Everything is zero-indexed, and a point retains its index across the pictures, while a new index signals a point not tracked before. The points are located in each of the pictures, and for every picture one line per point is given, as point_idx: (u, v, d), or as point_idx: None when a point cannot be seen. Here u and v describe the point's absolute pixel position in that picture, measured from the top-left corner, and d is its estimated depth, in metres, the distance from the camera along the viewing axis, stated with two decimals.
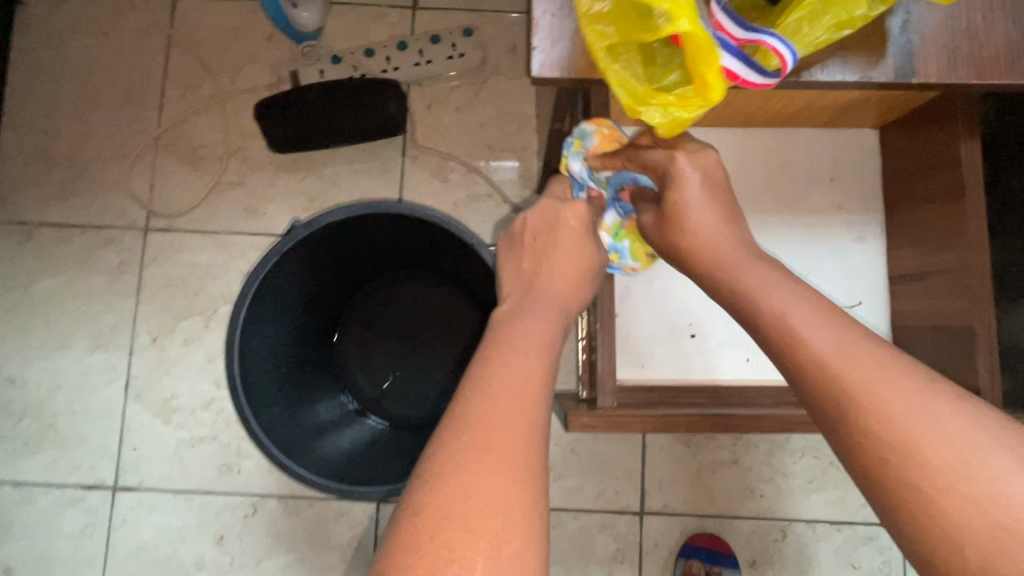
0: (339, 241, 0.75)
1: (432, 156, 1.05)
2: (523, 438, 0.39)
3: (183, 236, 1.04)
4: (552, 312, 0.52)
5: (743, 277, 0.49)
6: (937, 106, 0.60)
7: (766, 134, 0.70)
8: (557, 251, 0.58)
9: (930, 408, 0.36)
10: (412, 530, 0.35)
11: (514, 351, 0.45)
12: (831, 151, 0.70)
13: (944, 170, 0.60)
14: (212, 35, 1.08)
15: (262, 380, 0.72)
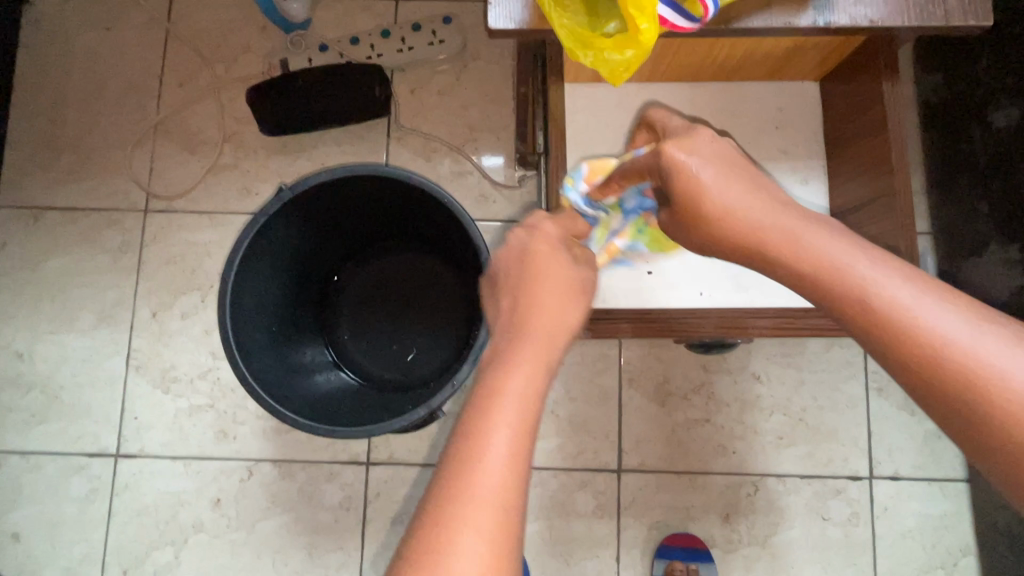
0: (326, 205, 0.81)
1: (416, 137, 1.11)
2: (499, 509, 0.40)
3: (181, 217, 1.10)
4: (538, 350, 0.48)
5: (767, 231, 0.48)
6: (863, 53, 0.66)
7: (715, 88, 0.77)
8: (532, 276, 0.54)
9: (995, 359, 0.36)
10: None
11: (500, 415, 0.43)
12: (776, 102, 0.77)
13: (870, 108, 0.67)
14: (207, 28, 1.14)
15: (251, 332, 0.77)
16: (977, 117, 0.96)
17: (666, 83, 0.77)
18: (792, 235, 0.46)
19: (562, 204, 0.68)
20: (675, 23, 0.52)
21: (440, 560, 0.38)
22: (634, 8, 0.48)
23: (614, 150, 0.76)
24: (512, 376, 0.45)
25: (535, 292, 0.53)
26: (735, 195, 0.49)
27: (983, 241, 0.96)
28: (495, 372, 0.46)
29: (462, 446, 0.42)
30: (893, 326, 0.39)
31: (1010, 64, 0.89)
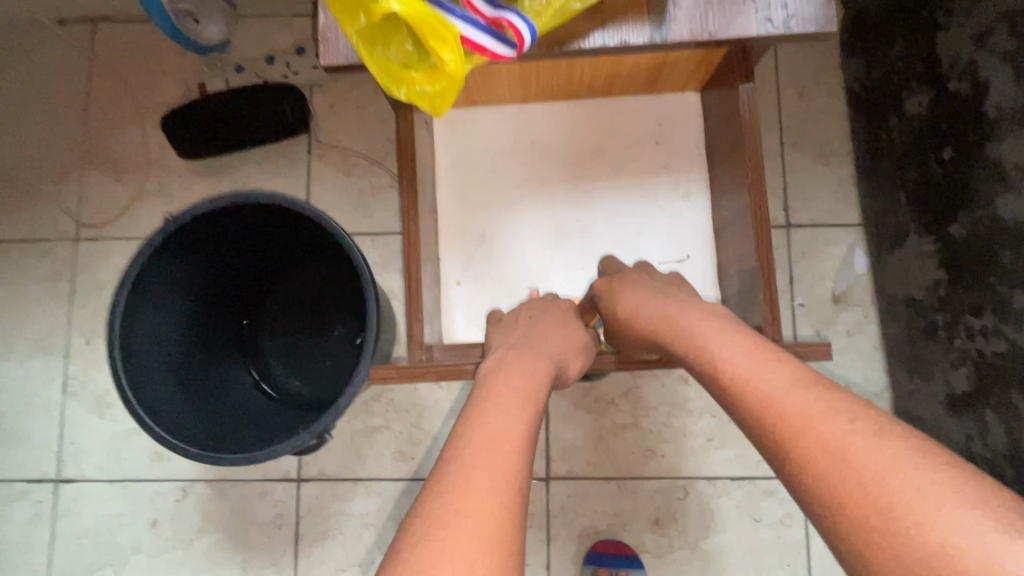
0: (222, 231, 0.81)
1: (336, 152, 1.11)
2: (503, 458, 0.47)
3: (110, 244, 1.11)
4: (536, 364, 0.59)
5: (686, 343, 0.57)
6: (724, 61, 0.65)
7: (593, 105, 0.76)
8: (558, 326, 0.67)
9: (885, 456, 0.41)
10: (408, 553, 0.41)
11: (499, 405, 0.52)
12: (657, 116, 0.76)
13: (734, 118, 0.65)
14: (129, 54, 1.15)
15: (150, 361, 0.77)
16: (893, 105, 0.93)
17: (546, 103, 0.77)
18: (709, 348, 0.54)
19: (415, 245, 0.65)
20: (496, 51, 0.53)
21: (448, 492, 0.45)
22: (436, 39, 0.49)
23: (493, 171, 0.77)
24: (508, 376, 0.56)
25: (551, 335, 0.65)
26: (651, 310, 0.62)
27: (902, 233, 0.93)
28: (493, 379, 0.56)
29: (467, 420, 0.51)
30: (791, 414, 0.46)
31: (919, 49, 0.86)
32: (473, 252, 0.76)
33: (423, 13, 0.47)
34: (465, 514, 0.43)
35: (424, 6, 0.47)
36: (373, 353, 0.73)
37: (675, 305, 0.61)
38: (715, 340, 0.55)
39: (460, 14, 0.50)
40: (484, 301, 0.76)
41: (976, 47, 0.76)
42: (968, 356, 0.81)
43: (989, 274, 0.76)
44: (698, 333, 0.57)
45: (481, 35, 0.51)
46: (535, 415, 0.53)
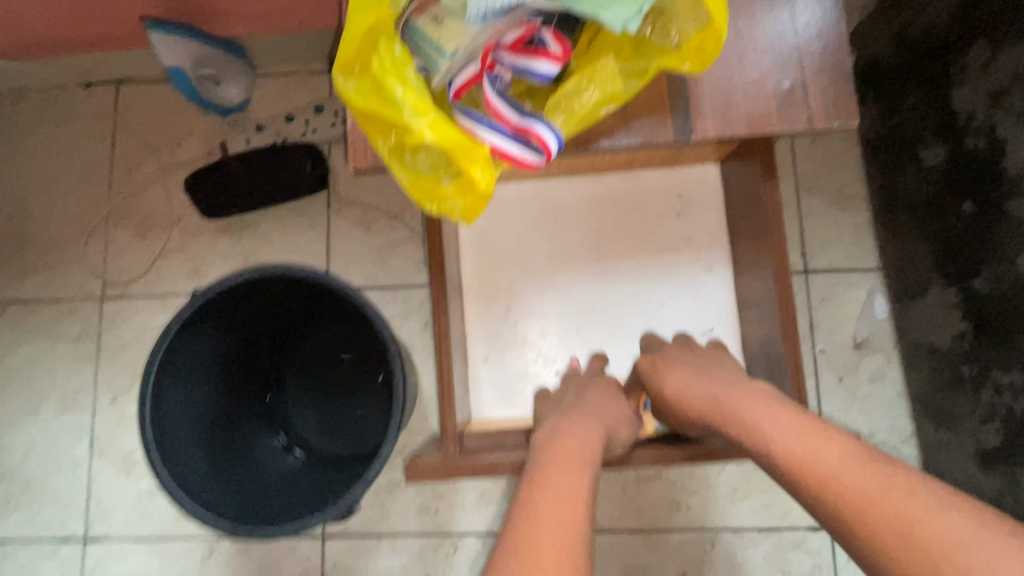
0: (246, 301, 0.82)
1: (355, 208, 1.13)
2: (566, 522, 0.47)
3: (135, 301, 1.13)
4: (588, 429, 0.60)
5: (734, 415, 0.58)
6: (744, 149, 0.72)
7: (618, 180, 0.84)
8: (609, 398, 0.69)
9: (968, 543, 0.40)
10: None
11: (556, 471, 0.53)
12: (678, 190, 0.83)
13: (756, 203, 0.71)
14: (152, 115, 1.18)
15: (180, 435, 0.77)
16: (910, 155, 0.93)
17: (572, 179, 0.84)
18: (755, 422, 0.55)
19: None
20: (523, 158, 0.54)
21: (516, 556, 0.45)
22: (466, 159, 0.53)
23: (520, 243, 0.84)
24: (566, 442, 0.57)
25: (601, 404, 0.67)
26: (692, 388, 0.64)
27: (925, 282, 0.92)
28: (550, 448, 0.58)
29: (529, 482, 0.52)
30: (856, 492, 0.46)
31: (934, 102, 0.86)
32: (499, 329, 0.84)
33: (454, 139, 0.52)
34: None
35: (454, 133, 0.52)
36: (399, 422, 0.74)
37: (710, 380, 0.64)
38: (753, 414, 0.56)
39: (489, 125, 0.53)
40: (511, 377, 0.83)
41: (992, 105, 0.76)
42: (996, 411, 0.81)
43: (1017, 332, 0.76)
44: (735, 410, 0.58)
45: (509, 144, 0.53)
46: (592, 479, 0.54)
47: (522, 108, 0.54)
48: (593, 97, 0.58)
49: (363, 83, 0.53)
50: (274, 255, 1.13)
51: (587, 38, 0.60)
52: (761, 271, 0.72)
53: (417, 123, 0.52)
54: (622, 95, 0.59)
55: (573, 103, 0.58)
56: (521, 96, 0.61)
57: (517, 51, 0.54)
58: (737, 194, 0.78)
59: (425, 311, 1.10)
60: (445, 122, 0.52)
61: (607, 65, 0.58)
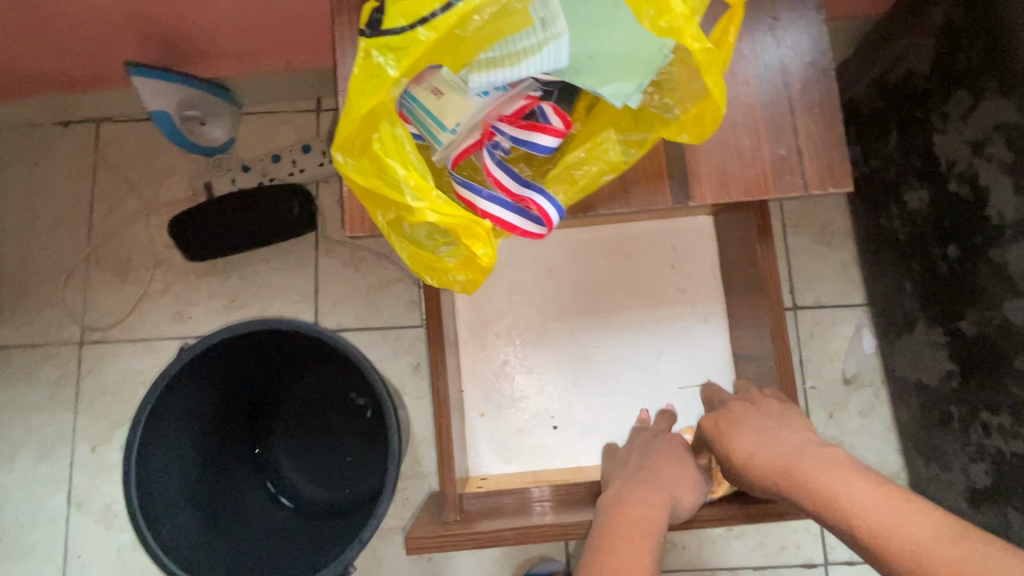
0: (233, 352, 0.80)
1: (344, 248, 1.11)
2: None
3: (116, 345, 1.10)
4: (655, 494, 0.59)
5: (802, 482, 0.54)
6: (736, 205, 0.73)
7: (610, 230, 0.84)
8: (668, 461, 0.65)
9: None
10: None
11: (623, 542, 0.54)
12: (672, 239, 0.84)
13: (752, 261, 0.72)
14: (134, 154, 1.15)
15: (166, 494, 0.75)
16: (893, 195, 0.95)
17: (564, 230, 0.84)
18: (828, 493, 0.51)
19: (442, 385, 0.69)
20: (524, 228, 0.54)
21: None
22: (469, 235, 0.51)
23: (514, 294, 0.84)
24: (633, 509, 0.57)
25: (664, 473, 0.63)
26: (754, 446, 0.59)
27: (910, 320, 0.94)
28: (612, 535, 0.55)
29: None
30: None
31: (917, 147, 0.88)
32: (495, 384, 0.84)
33: (457, 218, 0.50)
34: None
35: (457, 209, 0.50)
36: (394, 479, 0.73)
37: (774, 438, 0.59)
38: (832, 481, 0.52)
39: (489, 195, 0.54)
40: (507, 434, 0.83)
41: (974, 153, 0.78)
42: (985, 452, 0.82)
43: (1004, 375, 0.77)
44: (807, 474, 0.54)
45: (508, 213, 0.53)
46: (658, 548, 0.54)
47: (523, 178, 0.55)
48: (593, 167, 0.58)
49: (363, 163, 0.53)
50: (261, 297, 1.11)
51: (584, 108, 0.61)
52: (756, 320, 0.73)
53: (416, 203, 0.50)
54: (622, 165, 0.59)
55: (574, 173, 0.58)
56: (518, 162, 0.62)
57: (518, 125, 0.55)
58: (729, 239, 0.78)
59: (416, 352, 1.09)
60: (449, 200, 0.51)
61: (608, 137, 0.58)
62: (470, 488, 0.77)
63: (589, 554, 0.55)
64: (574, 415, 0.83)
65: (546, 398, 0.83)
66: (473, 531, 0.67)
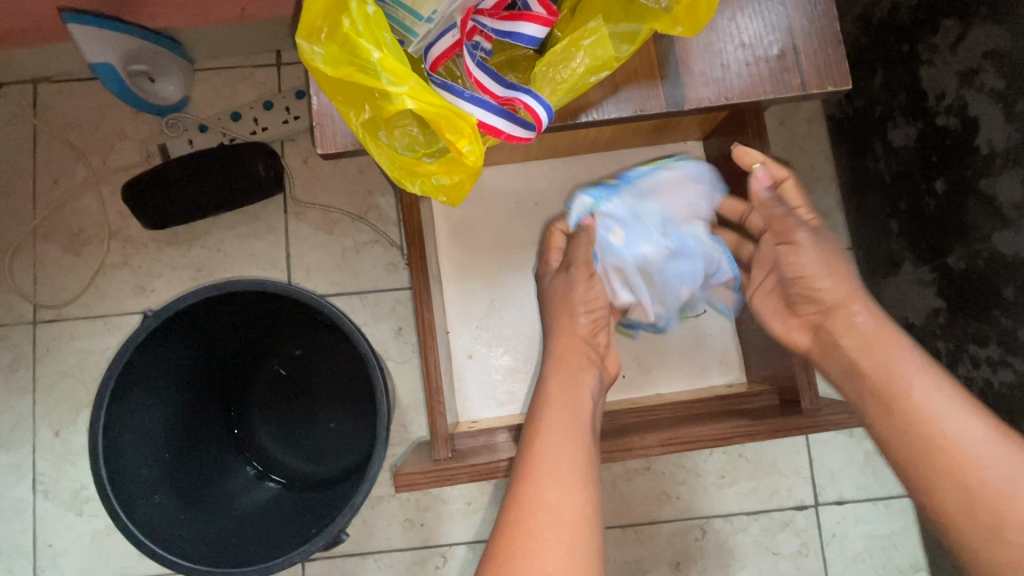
0: (206, 318, 0.75)
1: (315, 210, 1.05)
2: (570, 463, 0.56)
3: (73, 324, 1.03)
4: (571, 389, 0.63)
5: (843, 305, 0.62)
6: (730, 119, 0.70)
7: (594, 160, 0.80)
8: (564, 332, 0.68)
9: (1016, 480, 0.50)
10: (510, 539, 0.52)
11: (556, 432, 0.59)
12: (661, 168, 0.80)
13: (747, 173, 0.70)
14: (77, 117, 1.06)
15: (138, 469, 0.71)
16: (878, 133, 0.94)
17: (548, 164, 0.80)
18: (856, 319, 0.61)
19: (432, 338, 0.66)
20: (512, 133, 0.49)
21: (535, 493, 0.54)
22: (452, 131, 0.45)
23: (500, 240, 0.80)
24: (558, 397, 0.62)
25: (570, 341, 0.68)
26: (870, 360, 0.59)
27: (896, 260, 0.94)
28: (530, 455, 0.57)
29: (516, 515, 0.53)
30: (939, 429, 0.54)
31: (902, 82, 0.86)
32: (483, 322, 0.79)
33: (438, 105, 0.44)
34: (551, 522, 0.52)
35: (439, 99, 0.44)
36: (386, 439, 0.69)
37: (912, 370, 0.57)
38: (964, 431, 0.53)
39: (471, 96, 0.48)
40: (495, 375, 0.79)
41: (963, 84, 0.76)
42: (973, 384, 0.83)
43: (992, 307, 0.77)
44: (927, 412, 0.54)
45: (494, 117, 0.48)
46: (578, 428, 0.60)
47: (507, 79, 0.50)
48: (581, 64, 0.50)
49: (331, 50, 0.44)
50: (229, 266, 1.04)
51: (573, 4, 0.54)
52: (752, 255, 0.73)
53: (394, 89, 0.42)
54: (613, 62, 0.51)
55: (560, 72, 0.50)
56: (501, 70, 0.55)
57: (498, 17, 0.49)
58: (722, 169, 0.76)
59: (397, 316, 1.05)
60: (428, 88, 0.44)
61: (597, 26, 0.50)
62: (461, 429, 0.75)
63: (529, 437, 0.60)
64: None
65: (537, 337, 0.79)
66: (470, 466, 0.64)
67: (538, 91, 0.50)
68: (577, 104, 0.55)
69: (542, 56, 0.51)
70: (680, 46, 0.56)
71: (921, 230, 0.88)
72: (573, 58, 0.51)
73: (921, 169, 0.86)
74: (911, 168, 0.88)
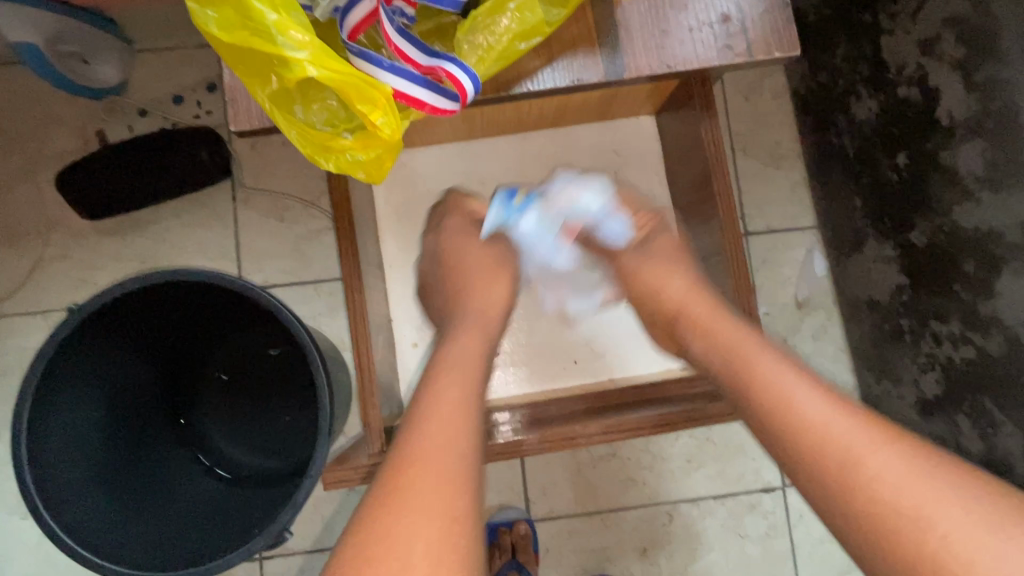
0: (139, 311, 0.72)
1: (265, 197, 1.01)
2: (447, 417, 0.50)
3: (12, 320, 0.98)
4: (471, 344, 0.58)
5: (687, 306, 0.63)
6: (681, 91, 0.67)
7: (543, 137, 0.80)
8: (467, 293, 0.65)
9: (867, 448, 0.46)
10: (369, 509, 0.44)
11: (437, 387, 0.52)
12: (612, 145, 0.80)
13: (699, 149, 0.67)
14: (7, 102, 1.00)
15: (70, 471, 0.67)
16: (842, 107, 0.91)
17: (497, 142, 0.80)
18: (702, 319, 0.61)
19: (361, 325, 0.64)
20: (436, 105, 0.46)
21: (408, 453, 0.47)
22: (364, 102, 0.42)
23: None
24: (448, 352, 0.57)
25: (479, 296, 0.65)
26: (725, 355, 0.57)
27: (860, 237, 0.92)
28: (411, 428, 0.49)
29: (394, 472, 0.46)
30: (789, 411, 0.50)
31: (864, 52, 0.84)
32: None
33: (346, 73, 0.40)
34: (426, 479, 0.45)
35: (347, 67, 0.40)
36: (329, 434, 0.66)
37: (757, 355, 0.55)
38: (842, 431, 0.47)
39: (391, 66, 0.44)
40: None
41: (924, 53, 0.74)
42: (936, 361, 0.82)
43: (953, 282, 0.76)
44: (778, 393, 0.51)
45: (417, 87, 0.45)
46: (472, 385, 0.54)
47: (430, 46, 0.46)
48: (508, 29, 0.47)
49: (225, 13, 0.40)
50: (175, 256, 1.00)
51: None
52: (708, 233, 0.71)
53: (293, 55, 0.39)
54: (544, 27, 0.48)
55: (487, 38, 0.47)
56: (427, 39, 0.51)
57: None
58: (679, 145, 0.73)
59: None
60: (335, 55, 0.40)
61: None
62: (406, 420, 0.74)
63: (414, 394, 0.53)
64: None
65: None
66: None
67: (464, 59, 0.47)
68: (508, 74, 0.52)
69: (466, 21, 0.47)
70: (621, 12, 0.52)
71: (884, 205, 0.86)
72: (500, 24, 0.47)
73: (883, 142, 0.84)
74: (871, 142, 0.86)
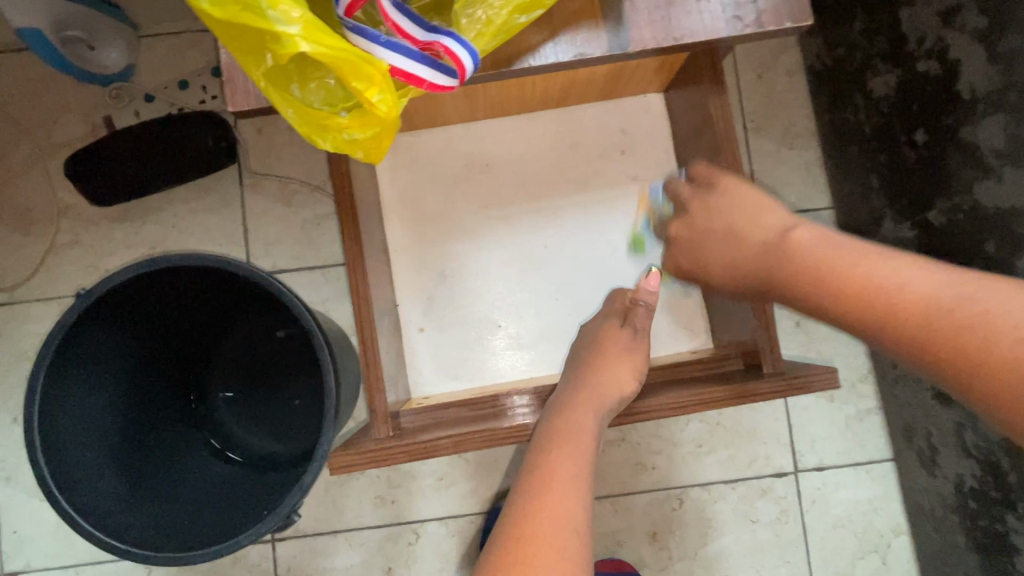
0: (145, 296, 0.72)
1: (271, 182, 1.01)
2: (575, 483, 0.54)
3: (26, 306, 0.99)
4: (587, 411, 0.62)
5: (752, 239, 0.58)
6: (692, 66, 0.65)
7: (548, 116, 0.79)
8: (595, 358, 0.68)
9: (988, 303, 0.40)
10: (504, 545, 0.50)
11: (565, 450, 0.57)
12: (620, 124, 0.79)
13: (708, 125, 0.66)
14: (16, 90, 1.01)
15: (84, 456, 0.68)
16: (859, 83, 0.88)
17: (501, 121, 0.79)
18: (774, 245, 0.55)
19: (368, 309, 0.63)
20: (434, 81, 0.44)
21: (539, 505, 0.52)
22: (358, 78, 0.41)
23: (452, 206, 0.78)
24: (573, 419, 0.61)
25: (605, 363, 0.67)
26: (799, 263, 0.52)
27: (877, 217, 0.90)
28: (532, 493, 0.53)
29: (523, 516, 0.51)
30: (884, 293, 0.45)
31: (881, 24, 0.81)
32: (433, 293, 0.78)
33: (339, 47, 0.39)
34: (552, 531, 0.50)
35: (341, 42, 0.39)
36: (335, 419, 0.65)
37: (835, 251, 0.50)
38: (947, 290, 0.43)
39: (388, 41, 0.42)
40: (451, 346, 0.78)
41: (944, 24, 0.71)
42: None
43: (974, 261, 0.73)
44: (862, 277, 0.47)
45: (415, 64, 0.43)
46: (592, 452, 0.58)
47: (427, 22, 0.45)
48: (506, 2, 0.46)
49: None
50: (184, 242, 1.00)
51: None
52: None
53: (284, 29, 0.38)
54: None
55: (486, 11, 0.46)
56: (426, 13, 0.50)
57: None
58: (688, 122, 0.71)
59: None
60: (330, 29, 0.39)
61: None
62: (410, 405, 0.73)
63: (537, 450, 0.58)
64: (520, 325, 0.79)
65: (492, 309, 0.78)
66: (401, 448, 0.62)
67: (462, 33, 0.46)
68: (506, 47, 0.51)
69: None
70: None
71: (901, 183, 0.83)
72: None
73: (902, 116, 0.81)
74: (888, 117, 0.83)
